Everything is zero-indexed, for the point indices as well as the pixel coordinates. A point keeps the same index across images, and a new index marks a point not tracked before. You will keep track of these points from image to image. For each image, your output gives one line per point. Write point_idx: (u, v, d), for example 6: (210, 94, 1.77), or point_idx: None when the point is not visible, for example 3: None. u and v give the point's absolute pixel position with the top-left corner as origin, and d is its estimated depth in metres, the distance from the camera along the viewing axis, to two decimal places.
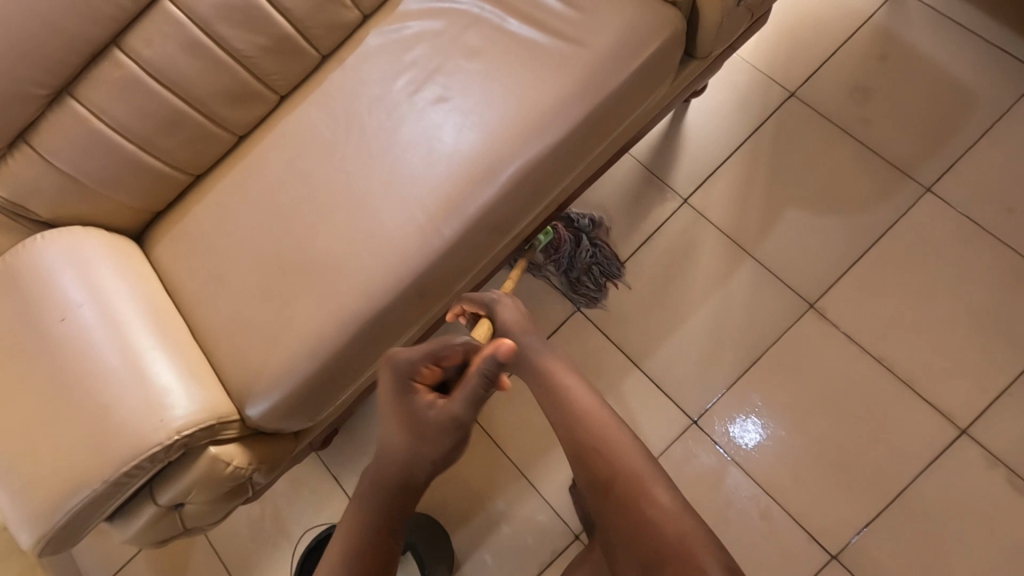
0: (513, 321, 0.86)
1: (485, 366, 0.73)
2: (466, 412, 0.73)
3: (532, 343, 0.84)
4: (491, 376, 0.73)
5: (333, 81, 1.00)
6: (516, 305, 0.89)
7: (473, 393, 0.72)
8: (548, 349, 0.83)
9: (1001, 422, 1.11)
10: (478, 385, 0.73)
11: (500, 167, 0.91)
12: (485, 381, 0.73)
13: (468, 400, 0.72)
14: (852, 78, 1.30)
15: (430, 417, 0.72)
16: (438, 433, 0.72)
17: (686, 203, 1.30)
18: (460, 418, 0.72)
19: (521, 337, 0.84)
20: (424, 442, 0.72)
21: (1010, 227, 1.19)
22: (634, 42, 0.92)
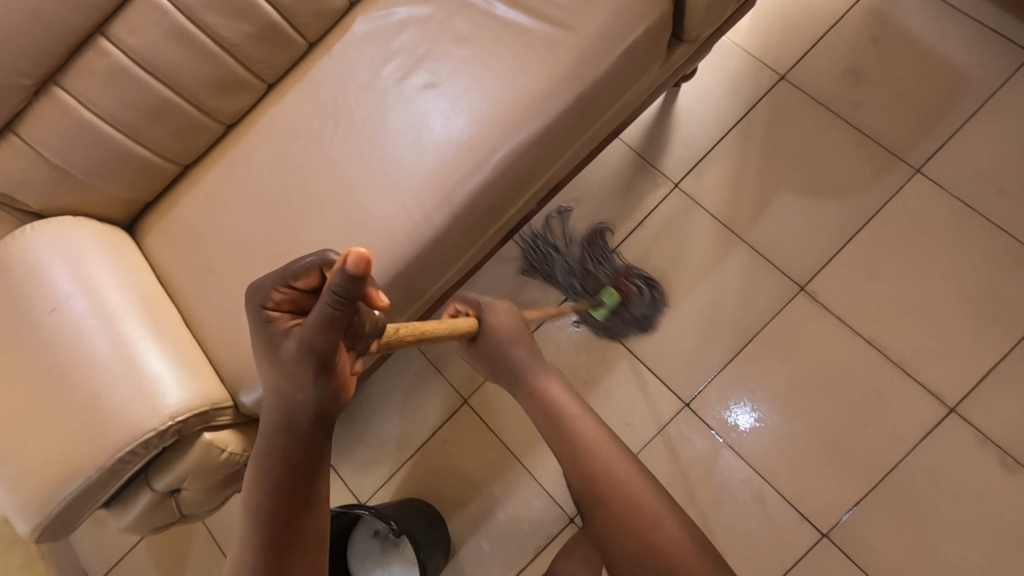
0: (505, 328, 0.83)
1: (334, 281, 0.46)
2: (325, 342, 0.50)
3: (530, 362, 0.80)
4: (343, 296, 0.46)
5: (321, 69, 0.99)
6: (509, 309, 0.86)
7: (322, 316, 0.48)
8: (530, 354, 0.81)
9: (991, 401, 1.12)
10: (325, 310, 0.47)
11: (488, 153, 0.91)
12: (336, 304, 0.47)
13: (319, 326, 0.49)
14: (844, 60, 1.30)
15: (285, 351, 0.51)
16: (298, 371, 0.51)
17: (677, 187, 1.30)
18: (320, 349, 0.50)
19: (506, 341, 0.82)
20: (286, 382, 0.52)
21: (999, 208, 1.19)
22: (621, 25, 0.92)
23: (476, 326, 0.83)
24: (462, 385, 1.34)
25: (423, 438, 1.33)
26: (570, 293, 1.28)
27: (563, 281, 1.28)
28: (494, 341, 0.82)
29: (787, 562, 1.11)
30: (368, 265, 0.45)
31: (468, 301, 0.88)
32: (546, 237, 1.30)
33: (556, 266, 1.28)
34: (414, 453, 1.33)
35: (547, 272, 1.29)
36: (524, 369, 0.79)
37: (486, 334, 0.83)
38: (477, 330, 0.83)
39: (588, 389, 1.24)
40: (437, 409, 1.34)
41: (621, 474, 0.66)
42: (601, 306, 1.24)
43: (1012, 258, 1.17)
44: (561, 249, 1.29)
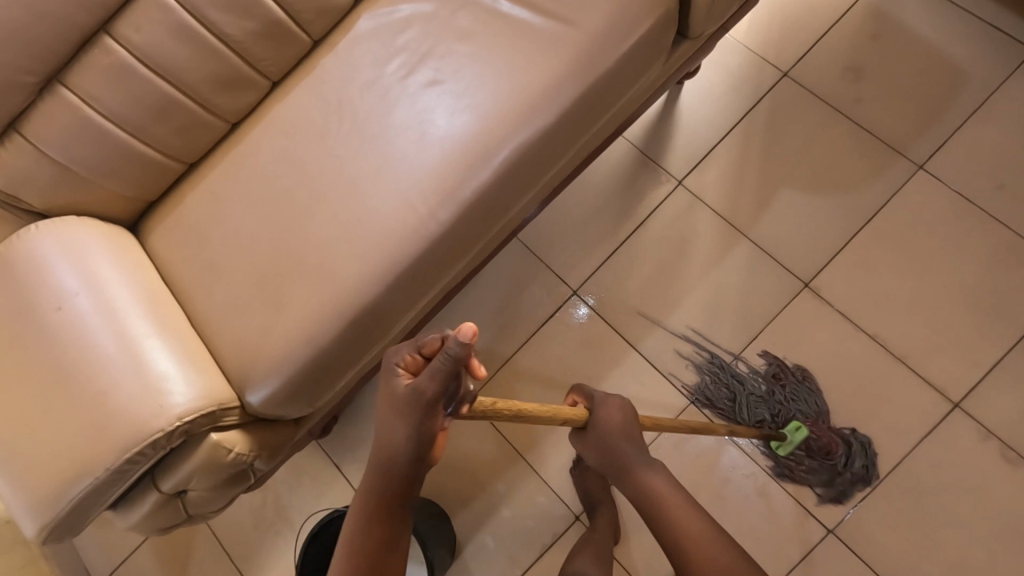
0: (618, 424, 0.81)
1: (451, 343, 0.52)
2: (434, 395, 0.56)
3: (638, 458, 0.82)
4: (455, 357, 0.53)
5: (324, 66, 0.99)
6: (622, 405, 0.83)
7: (435, 373, 0.54)
8: (644, 465, 0.82)
9: (993, 395, 1.12)
10: (438, 367, 0.54)
11: (494, 149, 0.91)
12: (448, 362, 0.53)
13: (428, 381, 0.55)
14: (845, 57, 1.30)
15: (394, 398, 0.58)
16: (403, 416, 0.58)
17: (681, 185, 1.30)
18: (429, 401, 0.56)
19: (619, 441, 0.81)
20: (391, 425, 0.59)
21: (999, 203, 1.20)
22: (626, 21, 0.92)
23: (587, 416, 0.81)
24: None
25: None
26: (574, 288, 1.29)
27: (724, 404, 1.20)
28: (602, 437, 0.81)
29: (792, 557, 1.12)
30: (475, 336, 0.52)
31: (582, 390, 0.86)
32: (727, 365, 1.21)
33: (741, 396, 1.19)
34: None
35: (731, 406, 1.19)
36: (633, 467, 0.81)
37: (599, 431, 0.81)
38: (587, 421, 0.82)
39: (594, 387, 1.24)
40: None
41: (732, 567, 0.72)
42: (786, 441, 1.14)
43: (1012, 253, 1.17)
44: (747, 382, 1.20)
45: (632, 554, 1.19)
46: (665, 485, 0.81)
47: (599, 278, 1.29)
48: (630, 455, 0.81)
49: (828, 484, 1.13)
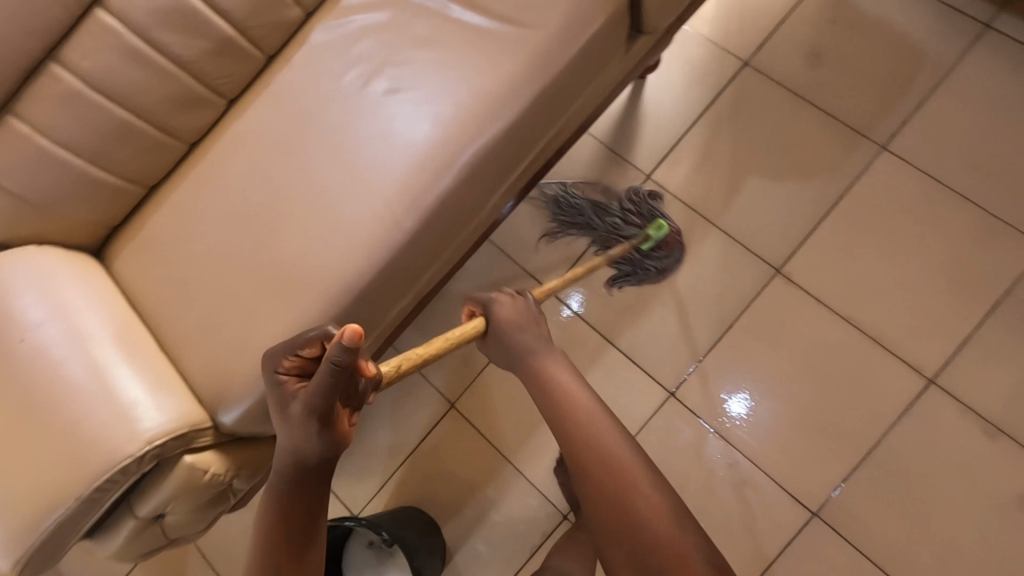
0: (509, 318, 0.79)
1: (333, 352, 0.53)
2: (324, 401, 0.56)
3: (531, 343, 0.77)
4: (341, 363, 0.54)
5: (280, 81, 0.98)
6: (515, 301, 0.82)
7: (323, 381, 0.55)
8: (542, 354, 0.76)
9: (970, 370, 1.12)
10: (326, 374, 0.55)
11: (455, 156, 0.91)
12: (335, 371, 0.54)
13: (321, 389, 0.55)
14: (804, 43, 1.30)
15: (293, 412, 0.58)
16: (301, 425, 0.57)
17: (650, 178, 1.31)
18: (322, 407, 0.57)
19: (513, 335, 0.78)
20: (296, 440, 0.58)
21: (965, 178, 1.19)
22: (579, 22, 0.91)
23: (482, 325, 0.80)
24: (449, 390, 1.33)
25: (412, 445, 1.32)
26: (551, 287, 1.30)
27: (567, 211, 1.29)
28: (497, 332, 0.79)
29: (779, 543, 1.12)
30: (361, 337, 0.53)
31: (475, 299, 0.85)
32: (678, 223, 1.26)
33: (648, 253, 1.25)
34: (406, 460, 1.32)
35: (583, 222, 1.29)
36: (527, 351, 0.76)
37: (495, 330, 0.79)
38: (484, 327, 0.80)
39: None
40: (425, 414, 1.33)
41: (602, 439, 0.65)
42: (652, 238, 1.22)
43: (981, 226, 1.17)
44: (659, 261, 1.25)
45: None
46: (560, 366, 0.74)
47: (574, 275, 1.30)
48: (523, 342, 0.77)
49: (645, 275, 1.24)
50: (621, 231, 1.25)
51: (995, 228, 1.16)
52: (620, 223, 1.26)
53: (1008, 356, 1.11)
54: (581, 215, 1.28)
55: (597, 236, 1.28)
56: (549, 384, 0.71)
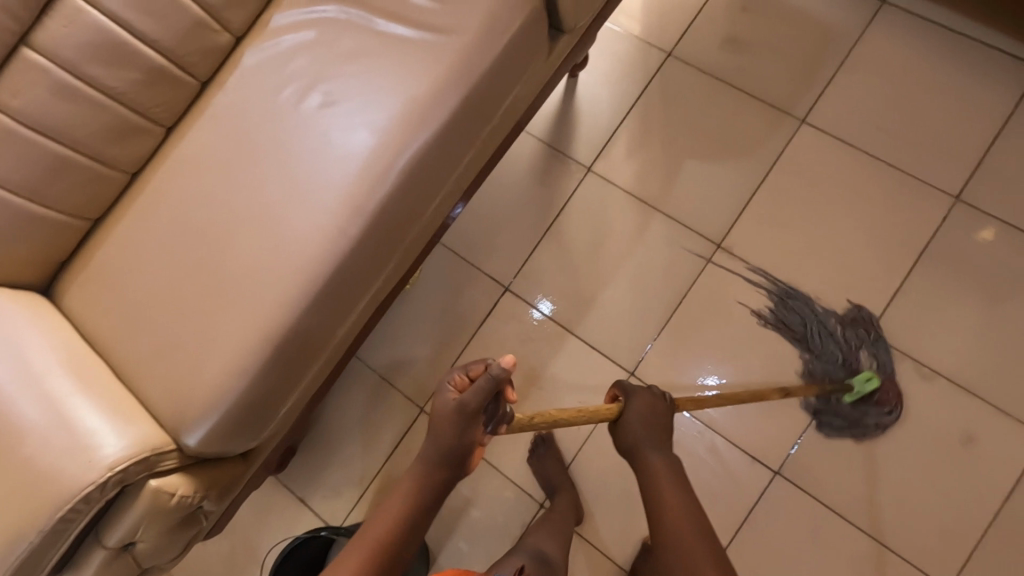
0: (638, 414, 0.90)
1: (494, 369, 0.72)
2: (475, 407, 0.74)
3: (651, 443, 0.88)
4: (497, 377, 0.72)
5: (217, 105, 1.00)
6: (652, 401, 0.91)
7: (480, 391, 0.72)
8: (661, 455, 0.88)
9: (903, 319, 1.19)
10: (483, 386, 0.72)
11: (393, 161, 0.94)
12: (491, 385, 0.72)
13: (476, 397, 0.73)
14: (720, 30, 1.38)
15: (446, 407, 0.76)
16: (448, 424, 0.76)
17: (591, 171, 1.36)
18: (471, 411, 0.74)
19: (638, 431, 0.89)
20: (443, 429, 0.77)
21: (880, 140, 1.26)
22: (497, 25, 0.96)
23: (617, 412, 0.90)
24: (416, 395, 1.34)
25: (387, 453, 1.33)
26: (507, 284, 1.34)
27: (799, 327, 1.21)
28: (626, 422, 0.90)
29: (747, 503, 1.16)
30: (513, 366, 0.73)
31: (620, 387, 0.95)
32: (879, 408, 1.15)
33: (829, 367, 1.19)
34: (381, 469, 1.32)
35: (802, 334, 1.21)
36: (642, 450, 0.88)
37: (626, 426, 0.90)
38: (619, 413, 0.91)
39: (539, 376, 1.29)
40: (396, 421, 1.34)
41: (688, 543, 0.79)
42: (854, 389, 1.14)
43: (900, 183, 1.24)
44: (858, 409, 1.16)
45: (598, 531, 1.22)
46: (669, 471, 0.87)
47: (528, 270, 1.34)
48: (646, 443, 0.88)
49: (829, 408, 1.16)
50: (830, 370, 1.19)
51: (912, 184, 1.23)
52: (840, 360, 1.19)
53: (935, 302, 1.18)
54: (805, 331, 1.20)
55: (810, 361, 1.20)
56: (657, 483, 0.86)
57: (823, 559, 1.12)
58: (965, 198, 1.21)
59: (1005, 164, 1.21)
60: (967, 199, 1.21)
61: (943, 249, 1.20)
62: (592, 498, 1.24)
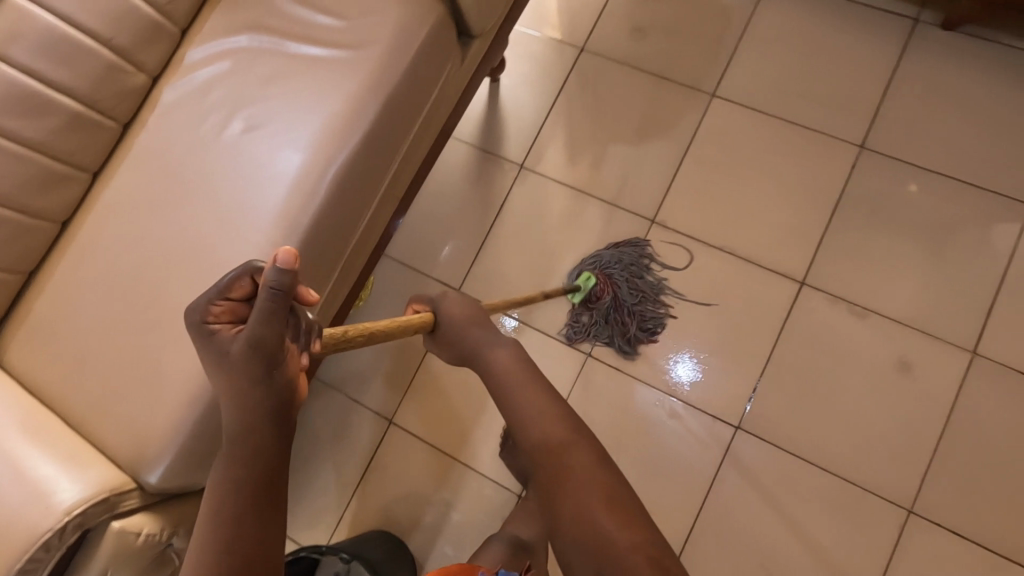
0: (458, 313, 0.81)
1: (269, 277, 0.54)
2: (266, 338, 0.55)
3: (482, 336, 0.78)
4: (281, 287, 0.54)
5: (141, 144, 1.02)
6: (464, 298, 0.83)
7: (264, 309, 0.54)
8: (486, 337, 0.77)
9: (831, 265, 1.25)
10: (264, 303, 0.54)
11: (319, 175, 0.97)
12: (275, 295, 0.54)
13: (260, 320, 0.55)
14: (626, 21, 1.45)
15: (231, 356, 0.56)
16: (244, 376, 0.56)
17: (523, 167, 1.41)
18: (262, 343, 0.55)
19: (466, 328, 0.79)
20: (239, 388, 0.56)
21: (787, 104, 1.34)
22: (406, 35, 1.01)
23: (430, 319, 0.81)
24: (384, 407, 1.36)
25: (362, 468, 1.34)
26: (458, 287, 1.38)
27: (589, 259, 1.32)
28: (450, 327, 0.80)
29: (715, 461, 1.20)
30: (296, 257, 0.54)
31: (422, 298, 0.85)
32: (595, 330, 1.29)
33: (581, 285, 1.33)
34: (359, 485, 1.33)
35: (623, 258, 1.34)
36: (476, 346, 0.77)
37: (445, 331, 0.80)
38: (431, 324, 0.81)
39: None
40: (367, 436, 1.35)
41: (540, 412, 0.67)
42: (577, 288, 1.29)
43: (810, 140, 1.32)
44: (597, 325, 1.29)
45: None
46: (506, 352, 0.75)
47: (476, 270, 1.38)
48: (471, 336, 0.78)
49: (586, 313, 1.30)
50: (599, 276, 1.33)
51: (821, 139, 1.31)
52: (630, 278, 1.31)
53: (857, 244, 1.26)
54: (598, 264, 1.31)
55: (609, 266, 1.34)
56: (496, 369, 0.74)
57: (792, 503, 1.16)
58: (869, 146, 1.29)
59: (900, 110, 1.30)
60: (870, 146, 1.30)
61: (857, 194, 1.28)
62: None
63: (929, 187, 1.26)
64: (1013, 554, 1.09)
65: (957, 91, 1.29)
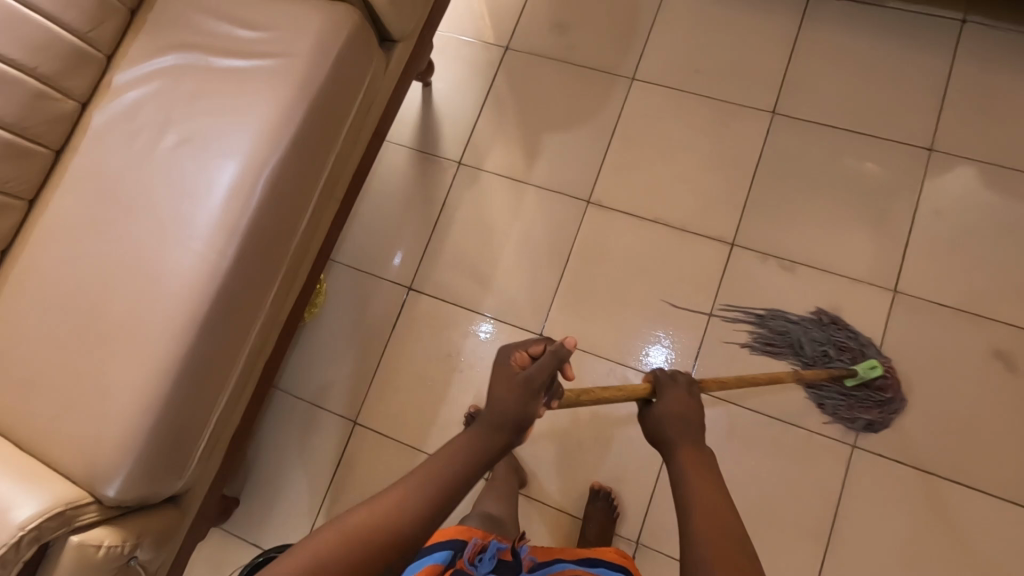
0: (676, 407, 0.80)
1: (559, 347, 0.76)
2: (540, 381, 0.75)
3: (687, 433, 0.77)
4: (560, 354, 0.76)
5: (75, 168, 1.04)
6: (685, 391, 0.83)
7: (548, 362, 0.75)
8: (693, 442, 0.76)
9: (757, 225, 1.33)
10: (550, 359, 0.76)
11: (253, 180, 1.00)
12: (555, 357, 0.76)
13: (543, 369, 0.75)
14: (546, 19, 1.53)
15: (515, 381, 0.74)
16: (512, 400, 0.73)
17: (462, 165, 1.47)
18: (536, 385, 0.74)
19: (675, 421, 0.79)
20: (504, 405, 0.73)
21: (702, 81, 1.43)
22: (325, 40, 1.05)
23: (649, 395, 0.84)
24: (347, 410, 1.38)
25: (329, 472, 1.35)
26: (409, 285, 1.42)
27: (812, 353, 1.23)
28: (662, 412, 0.80)
29: None
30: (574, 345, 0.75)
31: (655, 377, 0.87)
32: (845, 407, 1.19)
33: (801, 347, 1.24)
34: (329, 490, 1.34)
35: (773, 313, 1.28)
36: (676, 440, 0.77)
37: (653, 414, 0.82)
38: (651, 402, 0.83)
39: (456, 359, 1.37)
40: (333, 440, 1.37)
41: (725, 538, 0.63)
42: (858, 375, 1.18)
43: (726, 112, 1.40)
44: (851, 397, 1.19)
45: (544, 488, 1.28)
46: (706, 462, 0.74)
47: (426, 267, 1.42)
48: (681, 434, 0.77)
49: (861, 405, 1.19)
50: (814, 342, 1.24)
51: (735, 110, 1.40)
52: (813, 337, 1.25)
53: (779, 204, 1.33)
54: (829, 355, 1.23)
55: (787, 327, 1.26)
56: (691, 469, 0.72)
57: (744, 452, 1.22)
58: (780, 112, 1.38)
59: (806, 76, 1.39)
60: (781, 112, 1.38)
61: (774, 158, 1.36)
62: (531, 461, 1.30)
63: (840, 144, 1.35)
64: (952, 475, 1.15)
65: (857, 53, 1.39)
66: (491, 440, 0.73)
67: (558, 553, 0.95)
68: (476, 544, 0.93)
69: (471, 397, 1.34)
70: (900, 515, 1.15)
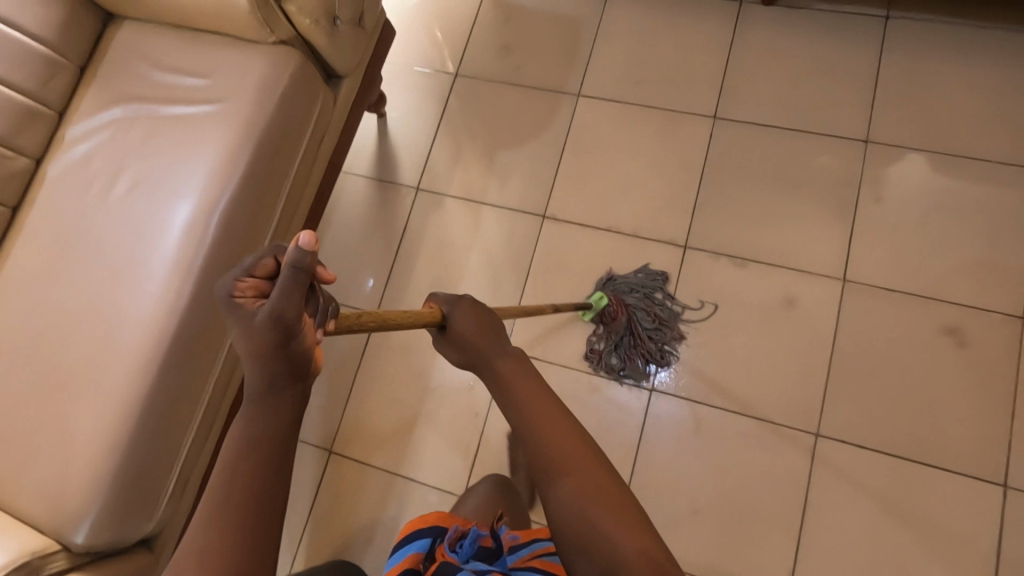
0: (473, 327, 0.66)
1: (292, 255, 0.48)
2: (292, 314, 0.49)
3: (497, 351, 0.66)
4: (301, 266, 0.48)
5: (30, 222, 1.07)
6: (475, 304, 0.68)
7: (288, 286, 0.48)
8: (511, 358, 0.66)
9: (707, 226, 1.36)
10: (287, 280, 0.48)
11: (203, 221, 1.03)
12: (296, 274, 0.48)
13: (283, 297, 0.48)
14: (492, 44, 1.58)
15: (254, 324, 0.49)
16: (265, 349, 0.49)
17: (419, 190, 1.51)
18: (285, 320, 0.49)
19: (480, 344, 0.66)
20: (257, 365, 0.50)
21: (644, 92, 1.48)
22: (268, 82, 1.09)
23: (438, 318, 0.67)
24: (322, 439, 1.39)
25: (309, 503, 1.36)
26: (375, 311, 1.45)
27: (638, 302, 1.31)
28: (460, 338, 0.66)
29: (637, 424, 1.27)
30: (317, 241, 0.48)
31: (434, 300, 0.70)
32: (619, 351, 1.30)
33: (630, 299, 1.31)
34: (309, 520, 1.34)
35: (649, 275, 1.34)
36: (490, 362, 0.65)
37: (452, 342, 0.67)
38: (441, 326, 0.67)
39: (426, 379, 1.39)
40: (311, 470, 1.38)
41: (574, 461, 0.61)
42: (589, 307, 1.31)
43: (669, 120, 1.44)
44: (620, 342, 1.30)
45: None
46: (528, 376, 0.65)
47: (390, 292, 1.45)
48: (490, 355, 0.66)
49: (628, 353, 1.30)
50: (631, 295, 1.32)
51: (679, 117, 1.44)
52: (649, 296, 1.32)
53: (727, 203, 1.37)
54: (640, 307, 1.31)
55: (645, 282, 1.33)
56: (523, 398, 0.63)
57: (712, 448, 1.24)
58: (721, 115, 1.42)
59: (744, 80, 1.44)
60: (723, 116, 1.43)
61: (719, 160, 1.40)
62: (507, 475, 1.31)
63: (780, 142, 1.39)
64: (916, 456, 1.17)
65: (789, 54, 1.44)
66: (274, 416, 0.50)
67: (539, 531, 0.87)
68: (455, 530, 0.88)
69: (442, 417, 1.36)
70: (870, 499, 1.17)
